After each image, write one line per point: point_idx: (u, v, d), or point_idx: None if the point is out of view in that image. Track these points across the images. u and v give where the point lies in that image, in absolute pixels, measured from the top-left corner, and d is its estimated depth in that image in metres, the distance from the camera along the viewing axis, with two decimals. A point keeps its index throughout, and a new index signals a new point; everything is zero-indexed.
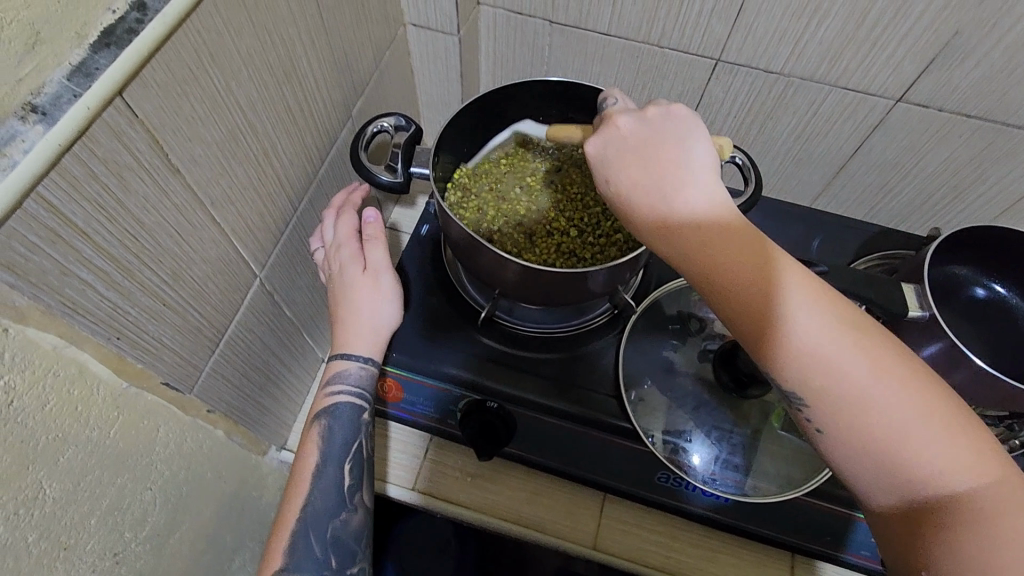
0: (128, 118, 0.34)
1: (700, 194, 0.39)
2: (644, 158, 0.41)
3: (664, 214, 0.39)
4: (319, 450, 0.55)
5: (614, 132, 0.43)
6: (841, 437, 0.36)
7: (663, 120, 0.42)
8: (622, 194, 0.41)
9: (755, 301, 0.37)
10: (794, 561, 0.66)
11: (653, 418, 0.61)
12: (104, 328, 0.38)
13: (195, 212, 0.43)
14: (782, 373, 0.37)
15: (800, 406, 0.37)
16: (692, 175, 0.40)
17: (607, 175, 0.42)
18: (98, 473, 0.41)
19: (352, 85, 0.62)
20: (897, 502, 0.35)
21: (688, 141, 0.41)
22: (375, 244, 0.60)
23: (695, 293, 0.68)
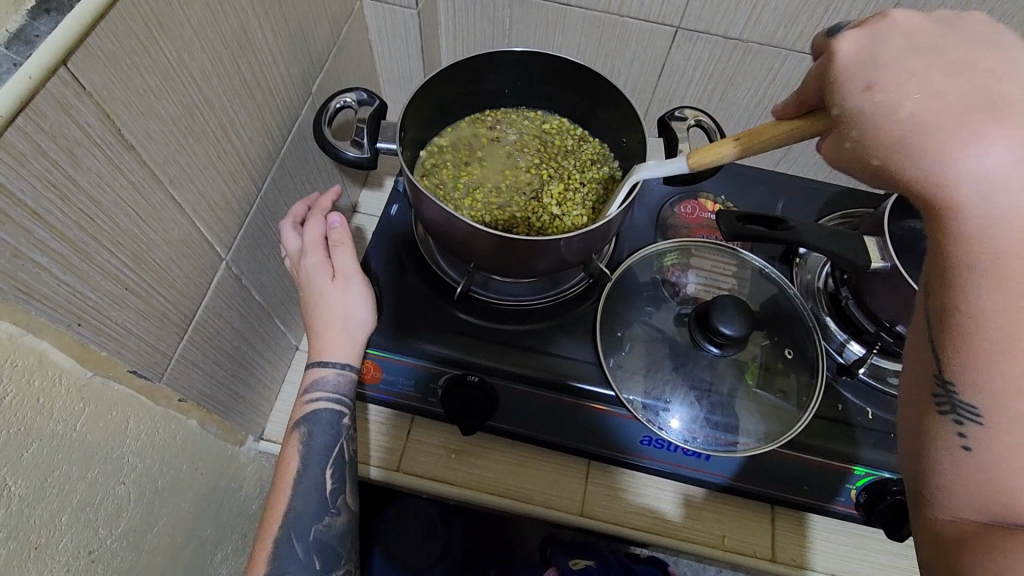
0: (75, 90, 0.33)
1: (1018, 140, 0.33)
2: (946, 73, 0.35)
3: (954, 143, 0.33)
4: (299, 456, 0.57)
5: (903, 34, 0.37)
6: (988, 458, 0.33)
7: (986, 40, 0.36)
8: (897, 106, 0.35)
9: (1018, 285, 0.32)
10: (773, 513, 0.68)
11: (632, 382, 0.62)
12: (64, 314, 0.36)
13: (153, 190, 0.41)
14: (989, 374, 0.32)
15: (963, 416, 0.33)
16: (1017, 111, 0.33)
17: (874, 83, 0.36)
18: (67, 468, 0.39)
19: (311, 59, 0.60)
20: (979, 525, 0.32)
21: (1012, 65, 0.35)
22: (341, 249, 0.60)
23: (666, 259, 0.69)
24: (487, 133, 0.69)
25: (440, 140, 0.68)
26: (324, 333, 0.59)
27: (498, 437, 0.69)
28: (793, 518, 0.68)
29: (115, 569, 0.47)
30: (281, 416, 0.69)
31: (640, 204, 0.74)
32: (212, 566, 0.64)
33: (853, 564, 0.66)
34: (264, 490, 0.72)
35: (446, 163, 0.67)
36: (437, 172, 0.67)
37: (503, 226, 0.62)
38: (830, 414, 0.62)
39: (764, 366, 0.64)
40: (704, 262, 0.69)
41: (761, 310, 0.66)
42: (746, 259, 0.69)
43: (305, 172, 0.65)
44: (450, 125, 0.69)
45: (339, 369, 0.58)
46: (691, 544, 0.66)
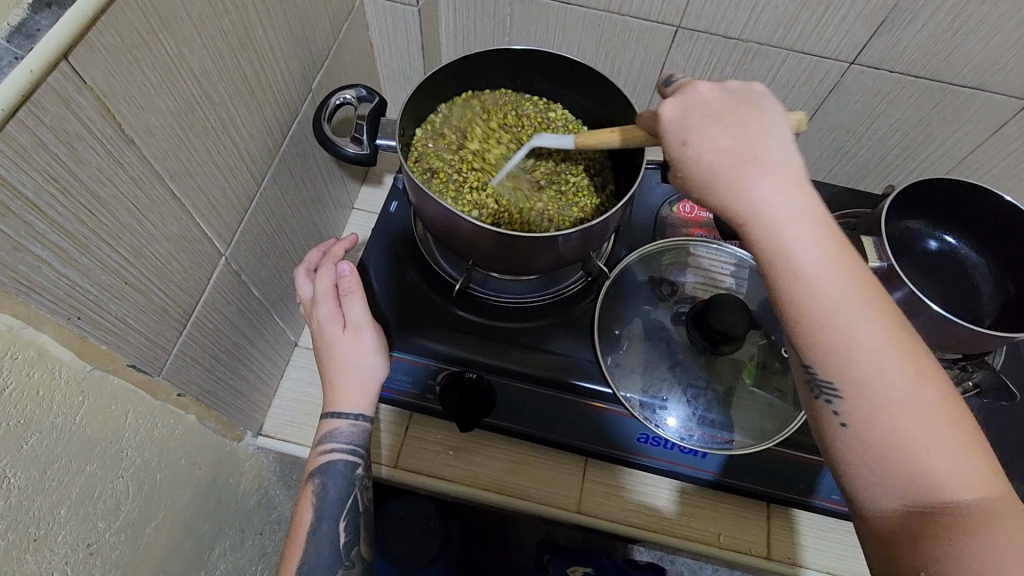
0: (76, 84, 0.33)
1: (782, 173, 0.39)
2: (729, 124, 0.40)
3: (745, 181, 0.38)
4: (313, 509, 0.56)
5: (697, 98, 0.41)
6: (866, 432, 0.36)
7: (742, 96, 0.41)
8: (700, 157, 0.40)
9: (817, 280, 0.37)
10: (768, 511, 0.68)
11: (629, 380, 0.63)
12: (64, 307, 0.36)
13: (152, 185, 0.41)
14: (828, 360, 0.37)
15: (832, 398, 0.37)
16: (772, 153, 0.39)
17: (688, 138, 0.40)
18: (65, 461, 0.40)
19: (311, 57, 0.60)
20: (901, 508, 0.35)
21: (771, 121, 0.40)
22: (352, 298, 0.59)
23: (665, 258, 0.69)
24: (472, 118, 0.67)
25: (431, 121, 0.66)
26: (337, 379, 0.58)
27: (496, 435, 0.70)
28: (789, 517, 0.68)
29: (113, 562, 0.48)
30: (279, 411, 0.69)
31: (639, 203, 0.74)
32: (210, 561, 0.64)
33: (848, 562, 0.66)
34: (262, 485, 0.72)
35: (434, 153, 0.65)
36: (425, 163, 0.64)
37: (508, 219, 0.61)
38: None
39: (761, 364, 0.64)
40: (702, 261, 0.69)
41: (759, 309, 0.67)
42: (744, 259, 0.69)
43: (305, 168, 0.65)
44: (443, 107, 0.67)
45: (353, 420, 0.58)
46: (687, 541, 0.66)
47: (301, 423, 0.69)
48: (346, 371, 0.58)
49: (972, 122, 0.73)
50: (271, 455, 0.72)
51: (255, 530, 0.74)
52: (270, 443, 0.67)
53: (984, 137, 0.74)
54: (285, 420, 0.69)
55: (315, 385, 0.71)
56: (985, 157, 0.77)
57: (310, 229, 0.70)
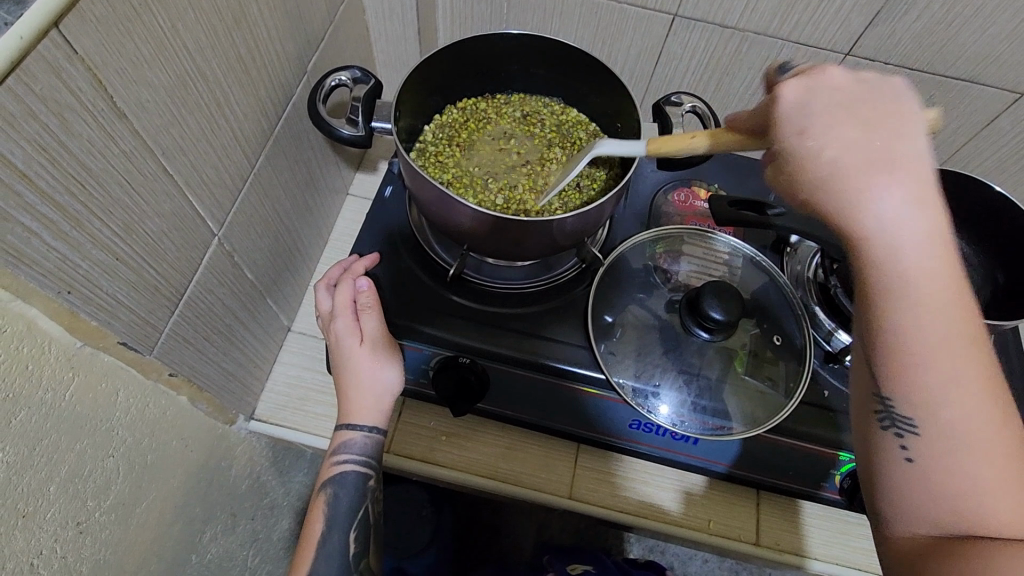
0: (66, 54, 0.32)
1: (916, 185, 0.36)
2: (859, 122, 0.37)
3: (860, 185, 0.36)
4: (324, 519, 0.58)
5: (829, 87, 0.39)
6: (934, 469, 0.35)
7: (889, 98, 0.38)
8: (821, 150, 0.37)
9: (927, 305, 0.34)
10: (758, 498, 0.69)
11: (622, 367, 0.63)
12: (54, 281, 0.36)
13: (144, 160, 0.40)
14: (913, 386, 0.35)
15: (903, 430, 0.36)
16: (909, 161, 0.36)
17: (807, 127, 0.38)
18: (55, 437, 0.39)
19: (306, 38, 0.60)
20: (938, 537, 0.34)
21: (915, 127, 0.37)
22: (369, 313, 0.60)
23: (659, 246, 0.69)
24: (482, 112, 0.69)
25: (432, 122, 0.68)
26: (353, 393, 0.59)
27: (489, 421, 0.70)
28: (779, 504, 0.69)
29: (103, 542, 0.47)
30: (271, 395, 0.69)
31: (635, 191, 0.74)
32: (201, 544, 0.64)
33: (834, 547, 0.67)
34: (254, 470, 0.72)
35: (444, 142, 0.67)
36: (434, 151, 0.66)
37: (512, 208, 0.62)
38: (816, 400, 0.62)
39: (754, 353, 0.65)
40: (697, 250, 0.69)
41: (751, 298, 0.67)
42: (738, 248, 0.69)
43: (299, 152, 0.65)
44: (442, 110, 0.69)
45: (366, 433, 0.59)
46: (677, 528, 0.67)
47: (293, 407, 0.69)
48: (361, 386, 0.59)
49: (965, 114, 0.74)
50: (264, 440, 0.72)
51: (247, 514, 0.74)
52: (263, 428, 0.67)
53: (977, 129, 0.75)
54: (278, 404, 0.69)
55: (309, 369, 0.71)
56: (978, 149, 0.77)
57: (304, 213, 0.69)
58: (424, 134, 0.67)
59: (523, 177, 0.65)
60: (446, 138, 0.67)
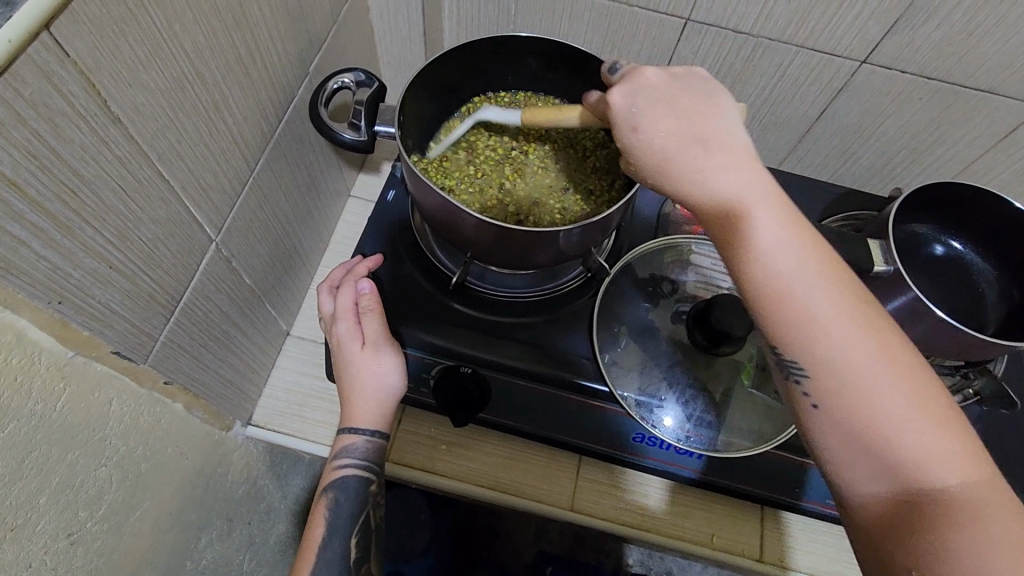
0: (57, 56, 0.31)
1: (730, 153, 0.40)
2: (676, 109, 0.42)
3: (690, 164, 0.40)
4: (325, 523, 0.56)
5: (647, 87, 0.43)
6: (840, 412, 0.36)
7: (694, 84, 0.43)
8: (650, 142, 0.42)
9: (771, 255, 0.37)
10: (763, 513, 0.68)
11: (626, 379, 0.61)
12: (44, 291, 0.35)
13: (139, 165, 0.39)
14: (788, 336, 0.37)
15: (799, 377, 0.37)
16: (720, 135, 0.41)
17: (638, 123, 0.42)
18: (46, 449, 0.38)
19: (308, 38, 0.58)
20: (887, 492, 0.34)
21: (717, 104, 0.42)
22: (371, 316, 0.59)
23: (666, 256, 0.68)
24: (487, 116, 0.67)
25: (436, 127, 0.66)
26: (354, 398, 0.58)
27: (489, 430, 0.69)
28: (784, 520, 0.67)
29: (95, 552, 0.46)
30: (269, 401, 0.68)
31: (642, 198, 0.73)
32: (196, 551, 0.63)
33: (839, 565, 0.66)
34: (251, 476, 0.71)
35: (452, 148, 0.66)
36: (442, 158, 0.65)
37: (517, 221, 0.61)
38: None
39: (761, 366, 0.63)
40: (705, 260, 0.68)
41: None
42: None
43: (301, 155, 0.64)
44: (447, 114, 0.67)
45: (368, 436, 0.58)
46: (679, 542, 0.66)
47: (291, 413, 0.68)
48: (362, 390, 0.58)
49: (982, 126, 0.72)
50: (261, 446, 0.71)
51: (243, 520, 0.73)
52: (260, 433, 0.66)
53: (995, 141, 0.73)
54: (275, 410, 0.68)
55: (307, 375, 0.70)
56: (996, 161, 0.76)
57: (305, 217, 0.68)
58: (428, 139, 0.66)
59: (529, 185, 0.64)
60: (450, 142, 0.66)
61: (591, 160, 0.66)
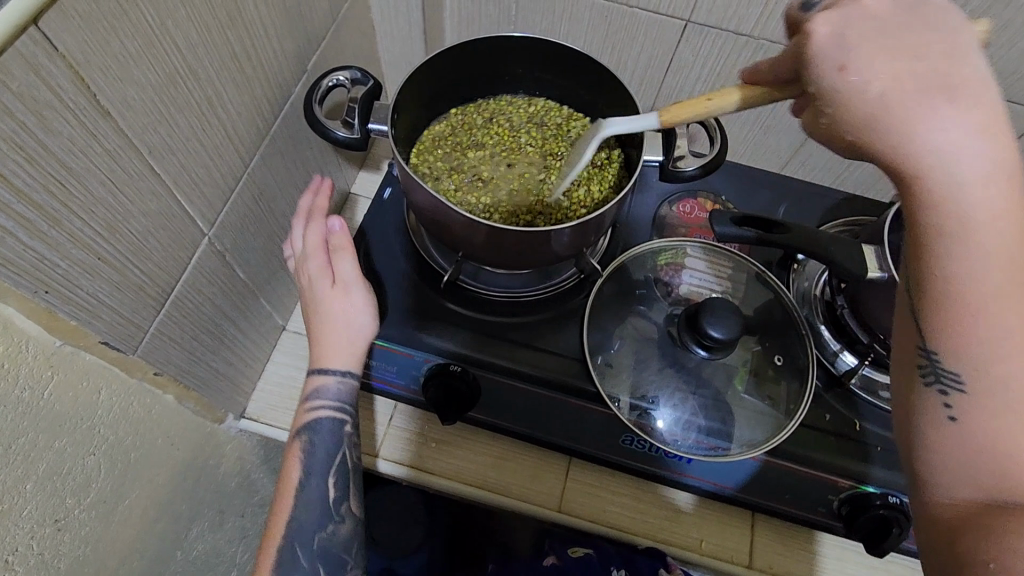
0: (46, 51, 0.32)
1: (978, 116, 0.33)
2: (901, 51, 0.35)
3: (912, 125, 0.34)
4: (302, 465, 0.56)
5: (869, 15, 0.35)
6: (980, 429, 0.34)
7: (939, 24, 0.35)
8: (867, 86, 0.34)
9: (983, 256, 0.33)
10: (753, 519, 0.67)
11: (616, 382, 0.61)
12: (31, 281, 0.35)
13: (130, 159, 0.40)
14: (968, 341, 0.34)
15: (949, 386, 0.35)
16: (972, 95, 0.34)
17: (848, 62, 0.35)
18: (32, 436, 0.39)
19: (306, 36, 0.59)
20: (981, 503, 0.33)
21: (969, 57, 0.35)
22: (343, 254, 0.59)
23: (660, 258, 0.67)
24: (450, 133, 0.67)
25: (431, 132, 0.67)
26: (325, 340, 0.58)
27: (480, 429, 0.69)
28: (775, 527, 0.67)
29: (82, 538, 0.47)
30: (262, 394, 0.69)
31: (639, 200, 0.73)
32: (187, 541, 0.64)
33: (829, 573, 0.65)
34: (244, 467, 0.72)
35: (446, 175, 0.64)
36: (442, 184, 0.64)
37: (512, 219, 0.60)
38: (817, 423, 0.60)
39: (753, 371, 0.63)
40: (700, 263, 0.67)
41: (754, 315, 0.65)
42: (744, 262, 0.67)
43: (298, 151, 0.64)
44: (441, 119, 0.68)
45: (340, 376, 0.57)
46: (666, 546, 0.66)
47: (283, 407, 0.69)
48: (332, 330, 0.58)
49: None
50: (254, 438, 0.72)
51: (236, 511, 0.74)
52: (252, 426, 0.67)
53: None
54: (267, 403, 0.68)
55: (301, 369, 0.70)
56: None
57: None
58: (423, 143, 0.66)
59: (522, 183, 0.63)
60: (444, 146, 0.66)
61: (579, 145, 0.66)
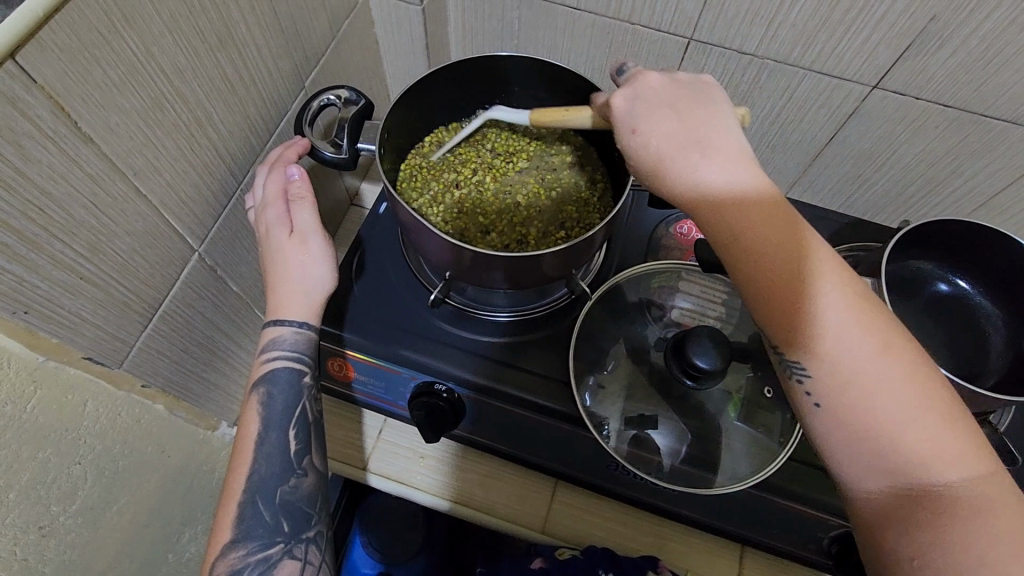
0: (23, 84, 0.33)
1: (733, 154, 0.40)
2: (673, 110, 0.42)
3: (692, 164, 0.40)
4: (259, 418, 0.54)
5: (649, 89, 0.44)
6: (839, 416, 0.37)
7: (694, 91, 0.43)
8: (651, 143, 0.41)
9: (780, 262, 0.37)
10: (742, 552, 0.66)
11: (603, 408, 0.60)
12: (9, 302, 0.37)
13: (114, 182, 0.41)
14: (797, 344, 0.38)
15: (802, 378, 0.38)
16: (720, 136, 0.41)
17: (637, 125, 0.42)
18: (15, 448, 0.39)
19: (304, 54, 0.60)
20: (890, 488, 0.36)
21: (717, 110, 0.42)
22: (301, 204, 0.56)
23: (654, 280, 0.66)
24: (429, 164, 0.66)
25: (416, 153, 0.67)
26: (281, 289, 0.56)
27: (467, 446, 0.69)
28: (765, 560, 0.66)
29: (69, 544, 0.47)
30: None
31: (636, 219, 0.72)
32: (179, 544, 0.65)
33: None
34: None
35: (440, 208, 0.63)
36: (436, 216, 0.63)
37: (502, 243, 0.61)
38: (806, 458, 0.59)
39: (749, 399, 0.61)
40: (694, 286, 0.66)
41: (748, 341, 0.64)
42: (740, 286, 0.65)
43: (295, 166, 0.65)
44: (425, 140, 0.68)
45: (297, 328, 0.56)
46: None
47: None
48: (289, 281, 0.56)
49: (1006, 157, 0.68)
50: None
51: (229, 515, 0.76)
52: None
53: (1019, 174, 0.69)
54: None
55: None
56: (1018, 196, 0.71)
57: None
58: (410, 165, 0.66)
59: (512, 205, 0.64)
60: (433, 167, 0.66)
61: (565, 162, 0.67)
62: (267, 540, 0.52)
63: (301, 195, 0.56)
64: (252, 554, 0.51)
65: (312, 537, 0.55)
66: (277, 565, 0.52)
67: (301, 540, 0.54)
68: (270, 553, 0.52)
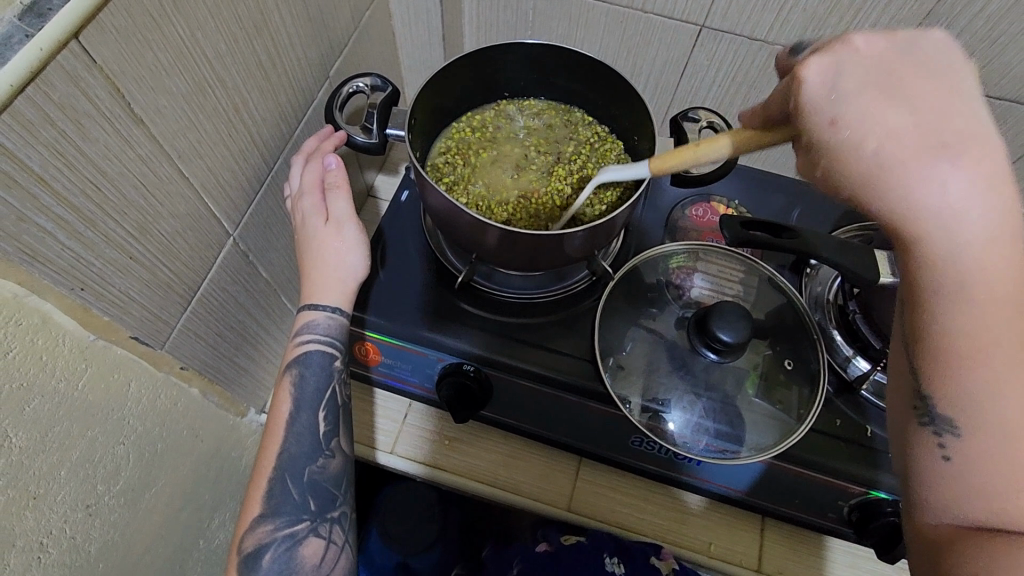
0: (85, 64, 0.34)
1: (981, 163, 0.33)
2: (898, 100, 0.34)
3: (908, 176, 0.33)
4: (291, 398, 0.55)
5: (861, 59, 0.35)
6: (970, 471, 0.34)
7: (937, 65, 0.35)
8: (862, 141, 0.34)
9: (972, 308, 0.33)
10: (763, 524, 0.68)
11: (628, 383, 0.62)
12: (68, 278, 0.38)
13: (161, 164, 0.42)
14: (964, 394, 0.34)
15: (942, 429, 0.35)
16: (965, 135, 0.33)
17: (840, 115, 0.35)
18: (67, 424, 0.40)
19: (329, 43, 0.61)
20: (963, 524, 0.33)
21: (961, 99, 0.34)
22: (337, 193, 0.57)
23: (674, 261, 0.68)
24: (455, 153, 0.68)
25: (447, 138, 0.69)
26: (315, 276, 0.57)
27: (491, 428, 0.71)
28: (785, 532, 0.67)
29: (113, 524, 0.48)
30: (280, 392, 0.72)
31: (653, 202, 0.74)
32: (209, 530, 0.65)
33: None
34: None
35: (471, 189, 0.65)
36: (463, 200, 0.64)
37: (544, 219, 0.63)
38: (829, 429, 0.60)
39: (765, 375, 0.63)
40: (712, 267, 0.68)
41: (764, 319, 0.65)
42: (757, 267, 0.67)
43: None
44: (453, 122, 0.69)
45: (329, 313, 0.56)
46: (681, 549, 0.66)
47: None
48: (323, 267, 0.57)
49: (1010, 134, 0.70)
50: None
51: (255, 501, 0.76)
52: None
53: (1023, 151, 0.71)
54: None
55: None
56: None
57: None
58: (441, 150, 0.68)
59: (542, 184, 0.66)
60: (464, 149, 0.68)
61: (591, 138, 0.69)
62: (294, 518, 0.52)
63: (336, 184, 0.58)
64: (279, 530, 0.52)
65: (337, 517, 0.55)
66: (303, 541, 0.53)
67: (327, 519, 0.55)
68: (296, 529, 0.53)
